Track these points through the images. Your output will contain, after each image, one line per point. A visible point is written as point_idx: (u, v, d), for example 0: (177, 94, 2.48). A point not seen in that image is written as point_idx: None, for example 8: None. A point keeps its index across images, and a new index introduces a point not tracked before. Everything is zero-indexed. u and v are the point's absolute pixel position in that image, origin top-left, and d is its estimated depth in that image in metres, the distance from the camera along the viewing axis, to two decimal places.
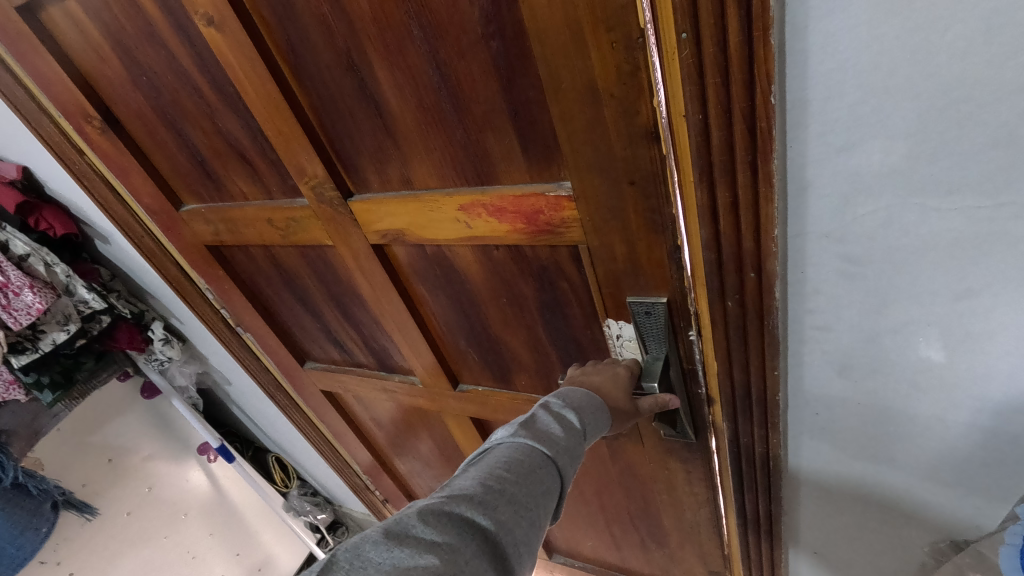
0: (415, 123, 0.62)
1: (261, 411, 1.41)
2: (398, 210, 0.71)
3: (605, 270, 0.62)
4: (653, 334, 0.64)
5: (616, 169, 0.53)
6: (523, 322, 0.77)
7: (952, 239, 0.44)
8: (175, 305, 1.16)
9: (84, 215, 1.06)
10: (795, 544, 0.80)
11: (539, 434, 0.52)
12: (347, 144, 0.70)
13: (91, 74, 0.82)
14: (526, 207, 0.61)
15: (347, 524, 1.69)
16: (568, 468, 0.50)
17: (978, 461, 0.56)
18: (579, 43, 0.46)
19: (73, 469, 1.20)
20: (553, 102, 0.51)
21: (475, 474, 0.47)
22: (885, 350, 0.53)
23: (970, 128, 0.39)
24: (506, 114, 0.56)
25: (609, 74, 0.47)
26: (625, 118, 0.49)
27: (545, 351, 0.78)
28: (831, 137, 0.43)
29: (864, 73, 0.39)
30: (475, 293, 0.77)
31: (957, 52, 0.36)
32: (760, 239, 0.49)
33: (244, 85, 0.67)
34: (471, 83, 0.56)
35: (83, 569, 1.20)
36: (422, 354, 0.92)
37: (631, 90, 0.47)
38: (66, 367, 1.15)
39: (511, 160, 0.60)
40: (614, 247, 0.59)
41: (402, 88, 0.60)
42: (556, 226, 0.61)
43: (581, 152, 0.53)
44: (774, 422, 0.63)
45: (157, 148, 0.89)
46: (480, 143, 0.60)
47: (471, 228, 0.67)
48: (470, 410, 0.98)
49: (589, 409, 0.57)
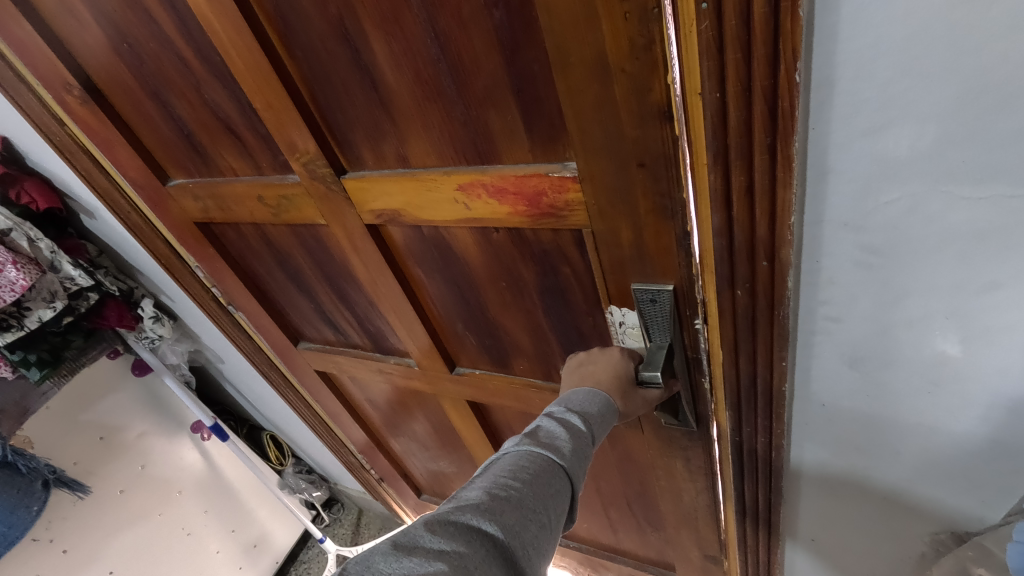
0: (413, 98, 0.59)
1: (255, 389, 1.39)
2: (394, 189, 0.68)
3: (610, 256, 0.59)
4: (658, 322, 0.62)
5: (625, 150, 0.50)
6: (522, 307, 0.75)
7: (979, 230, 0.41)
8: (165, 282, 1.14)
9: (69, 189, 1.02)
10: (793, 533, 0.80)
11: (545, 440, 0.51)
12: (340, 119, 0.66)
13: (69, 40, 0.78)
14: (528, 188, 0.58)
15: (342, 502, 1.80)
16: (574, 469, 0.49)
17: (986, 455, 0.54)
18: (590, 15, 0.43)
19: (63, 448, 1.17)
20: (560, 78, 0.48)
21: (482, 482, 0.46)
22: (899, 343, 0.51)
23: (1010, 112, 0.36)
24: (509, 89, 0.53)
25: (620, 49, 0.44)
26: (636, 96, 0.46)
27: (545, 336, 0.77)
28: (857, 119, 0.40)
29: (898, 51, 0.36)
30: (474, 276, 0.75)
31: (1000, 29, 0.33)
32: (775, 226, 0.46)
33: (231, 54, 0.63)
34: (472, 56, 0.52)
35: (77, 546, 1.19)
36: (418, 337, 0.90)
37: (644, 66, 0.44)
38: (54, 345, 1.11)
39: (513, 139, 0.57)
40: (620, 232, 0.57)
41: (399, 61, 0.56)
42: (560, 209, 0.59)
43: (588, 131, 0.50)
44: (778, 414, 0.62)
45: (142, 120, 0.85)
46: (481, 120, 0.57)
47: (470, 209, 0.64)
48: (467, 393, 0.96)
49: (595, 412, 0.56)
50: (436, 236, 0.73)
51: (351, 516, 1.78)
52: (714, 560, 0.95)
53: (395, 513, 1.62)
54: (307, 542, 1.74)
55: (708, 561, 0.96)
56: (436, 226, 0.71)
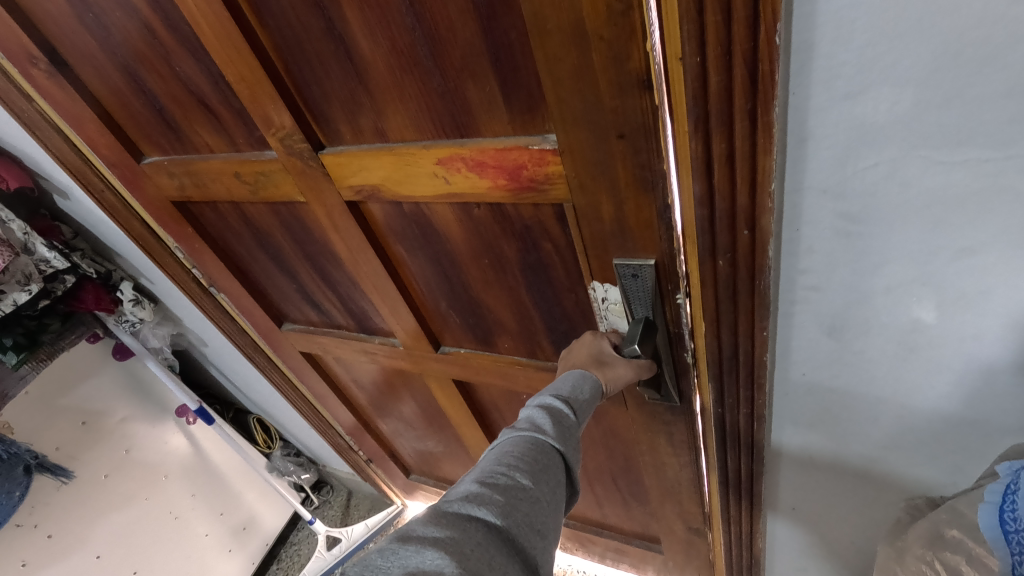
0: (389, 71, 0.57)
1: (240, 372, 1.38)
2: (372, 164, 0.67)
3: (591, 229, 0.59)
4: (640, 297, 0.62)
5: (605, 122, 0.49)
6: (506, 284, 0.74)
7: (955, 194, 0.41)
8: (144, 264, 1.12)
9: (40, 168, 1.00)
10: (774, 504, 0.81)
11: (528, 425, 0.53)
12: (316, 92, 0.64)
13: (34, 12, 0.75)
14: (508, 162, 0.58)
15: (331, 483, 1.81)
16: (561, 445, 0.51)
17: (961, 420, 0.56)
18: None
19: (46, 433, 1.15)
20: (537, 47, 0.47)
21: (471, 475, 0.48)
22: (877, 310, 0.51)
23: (986, 73, 0.36)
24: (487, 58, 0.52)
25: (598, 15, 0.43)
26: (615, 65, 0.46)
27: (528, 313, 0.76)
28: (837, 82, 0.40)
29: (876, 12, 0.36)
30: (456, 254, 0.74)
31: None
32: (755, 193, 0.46)
33: (202, 24, 0.61)
34: (448, 24, 0.51)
35: (61, 531, 1.17)
36: (402, 316, 0.89)
37: (622, 31, 0.43)
38: (29, 329, 1.08)
39: (493, 111, 0.56)
40: (601, 205, 0.56)
41: (374, 32, 0.55)
42: (540, 183, 0.58)
43: (567, 101, 0.50)
44: (760, 385, 0.62)
45: (112, 95, 0.83)
46: (458, 92, 0.56)
47: (450, 183, 0.63)
48: (452, 371, 0.96)
49: (577, 389, 0.59)
50: (418, 213, 0.72)
51: (340, 498, 1.79)
52: (697, 532, 0.97)
53: (384, 494, 1.63)
54: (297, 524, 1.75)
55: (691, 534, 0.98)
56: (417, 201, 0.69)
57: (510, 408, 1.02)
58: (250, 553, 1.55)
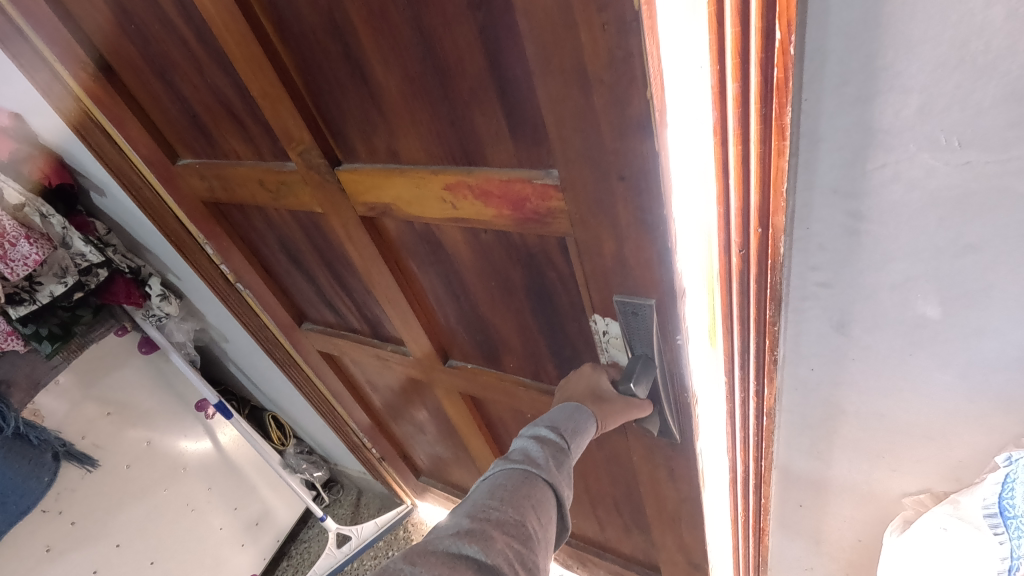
0: (403, 98, 0.61)
1: (259, 369, 1.42)
2: (383, 185, 0.71)
3: (593, 265, 0.62)
4: (639, 333, 0.64)
5: (606, 162, 0.52)
6: (511, 306, 0.78)
7: (957, 194, 0.45)
8: (174, 261, 1.17)
9: (82, 167, 1.05)
10: (784, 496, 0.86)
11: (521, 457, 0.56)
12: (333, 110, 0.69)
13: (81, 23, 0.80)
14: (512, 193, 0.61)
15: (342, 482, 1.84)
16: (552, 478, 0.54)
17: (967, 408, 0.60)
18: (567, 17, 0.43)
19: (72, 421, 1.19)
20: (543, 85, 0.49)
21: (463, 512, 0.50)
22: (883, 304, 0.54)
23: (983, 82, 0.39)
24: (492, 90, 0.55)
25: (599, 57, 0.45)
26: (617, 108, 0.47)
27: (533, 336, 0.80)
28: (848, 89, 0.43)
29: (883, 24, 0.39)
30: (464, 275, 0.78)
31: None
32: (769, 195, 0.50)
33: (231, 43, 0.65)
34: (459, 55, 0.54)
35: (85, 517, 1.21)
36: (413, 329, 0.93)
37: (622, 77, 0.45)
38: (64, 319, 1.13)
39: (499, 141, 0.59)
40: (602, 241, 0.59)
41: (389, 62, 0.59)
42: (543, 216, 0.61)
43: (569, 139, 0.52)
44: (768, 378, 0.67)
45: (151, 100, 0.88)
46: (467, 120, 0.59)
47: (457, 209, 0.67)
48: (460, 385, 0.99)
49: (570, 419, 0.61)
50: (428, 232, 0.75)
51: (350, 497, 1.82)
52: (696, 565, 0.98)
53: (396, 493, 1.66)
54: (307, 521, 1.76)
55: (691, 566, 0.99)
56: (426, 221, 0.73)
57: (516, 423, 1.04)
58: (262, 548, 1.59)
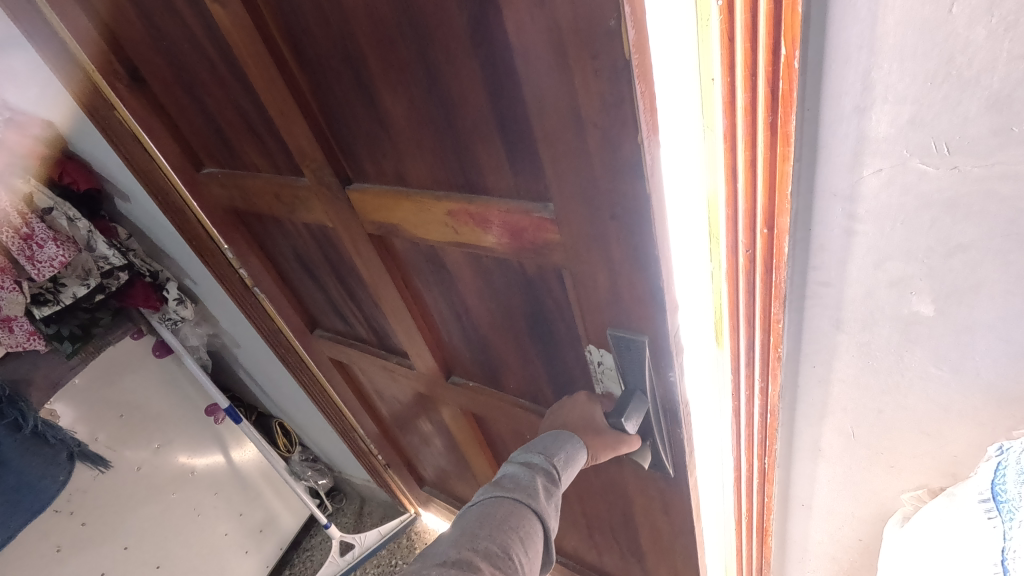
0: (409, 127, 0.65)
1: (271, 375, 1.44)
2: (388, 205, 0.75)
3: (588, 297, 0.64)
4: (632, 365, 0.65)
5: (600, 201, 0.53)
6: (511, 331, 0.81)
7: (947, 197, 0.49)
8: (192, 266, 1.21)
9: (108, 173, 1.09)
10: (789, 497, 0.89)
11: (509, 486, 0.62)
12: (346, 130, 0.72)
13: (115, 38, 0.85)
14: (511, 224, 0.64)
15: (345, 491, 1.85)
16: (536, 507, 0.60)
17: (958, 407, 0.63)
18: (563, 66, 0.46)
19: (86, 422, 1.20)
20: (539, 123, 0.52)
21: (452, 539, 0.57)
22: (880, 302, 0.58)
23: (968, 95, 0.43)
24: (493, 125, 0.57)
25: (593, 104, 0.47)
26: (610, 149, 0.49)
27: (531, 361, 0.84)
28: (846, 99, 0.48)
29: (877, 41, 0.44)
30: (467, 296, 0.82)
31: (974, 17, 0.40)
32: (774, 197, 0.54)
33: (255, 64, 0.69)
34: (462, 89, 0.57)
35: (95, 519, 1.22)
36: (418, 349, 0.98)
37: (614, 122, 0.47)
38: (84, 321, 1.15)
39: (499, 171, 0.62)
40: (597, 276, 0.61)
41: (398, 95, 0.62)
42: (541, 246, 0.64)
43: (566, 176, 0.54)
44: (773, 375, 0.71)
45: (178, 111, 0.92)
46: (471, 152, 0.62)
47: (459, 233, 0.70)
48: (463, 402, 1.03)
49: (558, 445, 0.66)
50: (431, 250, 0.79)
51: (354, 505, 1.83)
52: None
53: (400, 502, 1.67)
54: (310, 530, 1.77)
55: None
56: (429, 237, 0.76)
57: (516, 443, 1.07)
58: (264, 555, 1.59)
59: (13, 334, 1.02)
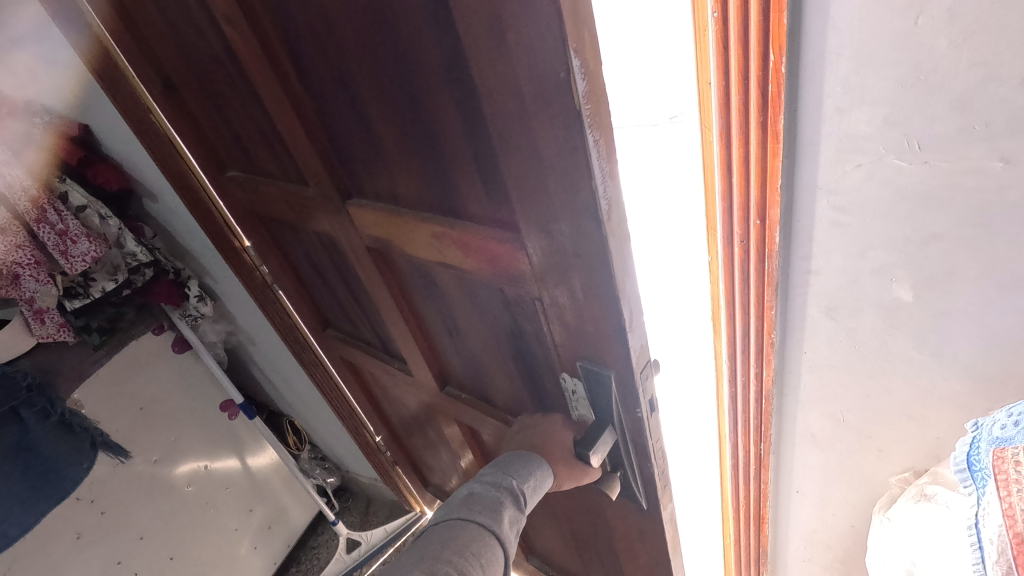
0: (398, 151, 0.69)
1: (286, 373, 1.49)
2: (381, 221, 0.80)
3: (559, 325, 0.68)
4: (601, 393, 0.70)
5: (563, 239, 0.58)
6: (497, 352, 0.86)
7: (920, 189, 0.54)
8: (214, 264, 1.27)
9: (140, 174, 1.16)
10: (782, 485, 0.94)
11: (475, 509, 0.65)
12: (345, 149, 0.77)
13: (149, 48, 0.90)
14: (489, 253, 0.68)
15: (352, 491, 1.89)
16: (500, 532, 0.64)
17: (939, 391, 0.68)
18: (523, 113, 0.51)
19: (108, 414, 1.23)
20: (506, 161, 0.57)
21: (416, 559, 0.60)
22: (864, 289, 0.64)
23: (935, 96, 0.48)
24: (470, 158, 0.62)
25: (552, 149, 0.51)
26: (570, 192, 0.53)
27: (516, 380, 0.88)
28: (829, 101, 0.53)
29: (855, 49, 0.49)
30: (457, 313, 0.86)
31: (938, 28, 0.45)
32: (766, 190, 0.59)
33: (266, 80, 0.76)
34: (444, 124, 0.61)
35: (114, 507, 1.26)
36: (416, 356, 1.03)
37: (570, 167, 0.51)
38: (111, 314, 1.20)
39: (477, 201, 0.66)
40: (563, 308, 0.65)
41: (388, 122, 0.67)
42: (516, 277, 0.68)
43: (531, 210, 0.59)
44: (767, 361, 0.76)
45: (201, 119, 0.97)
46: (453, 181, 0.66)
47: (442, 254, 0.75)
48: (457, 413, 1.07)
49: (525, 470, 0.71)
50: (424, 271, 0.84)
51: (360, 505, 1.87)
52: None
53: (406, 501, 1.70)
54: (317, 529, 1.80)
55: None
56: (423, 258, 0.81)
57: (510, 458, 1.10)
58: (271, 553, 1.64)
59: (44, 325, 1.06)
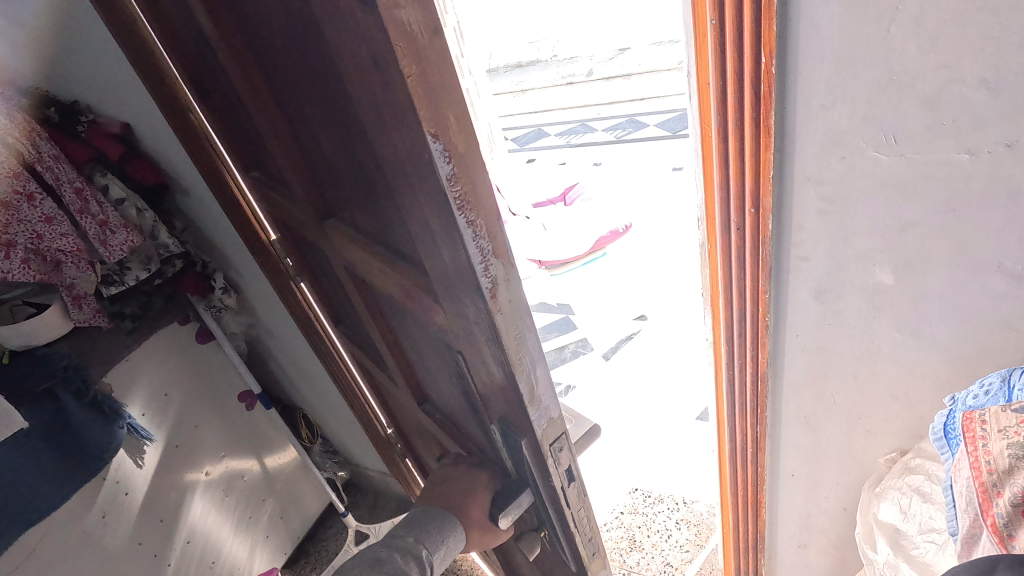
0: (354, 185, 0.74)
1: (302, 365, 1.55)
2: (345, 246, 0.84)
3: (479, 370, 0.73)
4: (512, 440, 0.76)
5: (462, 288, 0.63)
6: (448, 385, 0.89)
7: (896, 180, 0.60)
8: (240, 257, 1.34)
9: (174, 170, 1.24)
10: (776, 469, 0.98)
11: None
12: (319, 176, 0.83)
13: (175, 50, 0.95)
14: (421, 293, 0.73)
15: (360, 486, 1.94)
16: None
17: (920, 373, 0.73)
18: (414, 169, 0.57)
19: (137, 396, 1.27)
20: (414, 208, 0.62)
21: None
22: (850, 273, 0.70)
23: (906, 95, 0.55)
24: (397, 205, 0.67)
25: (439, 204, 0.57)
26: (455, 247, 0.59)
27: (462, 414, 0.92)
28: (814, 99, 0.60)
29: (836, 53, 0.56)
30: (417, 341, 0.91)
31: (907, 34, 0.52)
32: (759, 179, 0.66)
33: (256, 98, 0.80)
34: (376, 171, 0.67)
35: (141, 489, 1.29)
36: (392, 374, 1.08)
37: (450, 224, 0.57)
38: (143, 301, 1.27)
39: (411, 245, 0.71)
40: (474, 351, 0.70)
41: (342, 158, 0.72)
42: (443, 318, 0.72)
43: (439, 259, 0.64)
44: (761, 344, 0.82)
45: (226, 122, 1.02)
46: (391, 222, 0.71)
47: (390, 287, 0.79)
48: (426, 430, 1.11)
49: (440, 540, 0.78)
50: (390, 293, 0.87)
51: (367, 501, 1.91)
52: None
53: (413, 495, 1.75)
54: (326, 523, 1.88)
55: None
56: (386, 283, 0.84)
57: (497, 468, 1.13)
58: (279, 545, 1.70)
59: (82, 310, 1.12)
